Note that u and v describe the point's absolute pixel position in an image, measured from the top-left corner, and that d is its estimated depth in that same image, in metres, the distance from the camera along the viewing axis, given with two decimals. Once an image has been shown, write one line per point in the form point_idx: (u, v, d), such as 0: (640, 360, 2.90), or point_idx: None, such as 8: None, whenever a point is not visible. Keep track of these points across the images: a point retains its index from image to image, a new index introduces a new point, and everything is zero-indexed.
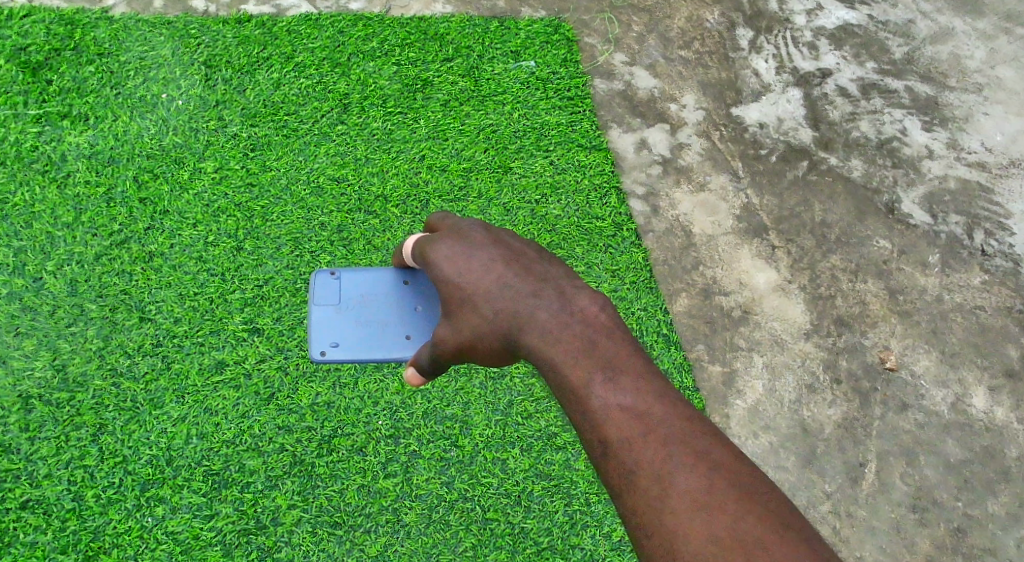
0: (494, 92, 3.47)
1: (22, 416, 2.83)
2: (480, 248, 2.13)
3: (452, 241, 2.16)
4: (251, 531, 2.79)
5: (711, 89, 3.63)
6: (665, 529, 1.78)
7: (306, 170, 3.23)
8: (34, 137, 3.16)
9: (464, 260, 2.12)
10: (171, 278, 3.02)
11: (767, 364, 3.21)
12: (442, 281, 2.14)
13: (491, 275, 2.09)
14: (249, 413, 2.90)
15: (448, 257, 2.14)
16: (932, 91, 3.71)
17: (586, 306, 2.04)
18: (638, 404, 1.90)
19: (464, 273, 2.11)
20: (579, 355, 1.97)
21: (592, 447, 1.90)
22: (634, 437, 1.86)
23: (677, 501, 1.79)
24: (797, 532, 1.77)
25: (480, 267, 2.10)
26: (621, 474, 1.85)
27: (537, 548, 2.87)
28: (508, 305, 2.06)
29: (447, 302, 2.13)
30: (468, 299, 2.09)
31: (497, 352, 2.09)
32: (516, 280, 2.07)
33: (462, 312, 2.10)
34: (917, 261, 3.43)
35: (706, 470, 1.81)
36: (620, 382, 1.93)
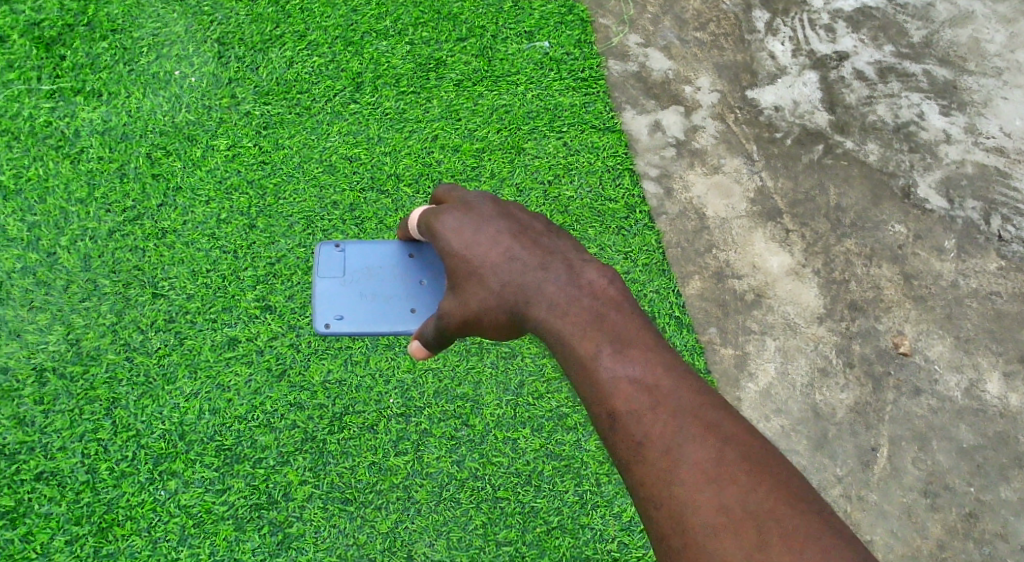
0: (507, 72, 3.47)
1: (36, 389, 2.85)
2: (488, 221, 2.13)
3: (459, 213, 2.16)
4: (263, 506, 2.81)
5: (726, 71, 3.61)
6: (675, 501, 1.78)
7: (318, 149, 3.24)
8: (48, 113, 3.18)
9: (471, 233, 2.13)
10: (184, 254, 3.04)
11: (780, 347, 3.20)
12: (448, 254, 2.15)
13: (498, 248, 2.10)
14: (261, 389, 2.91)
15: (454, 229, 2.15)
16: (950, 75, 3.66)
17: (594, 280, 2.05)
18: (646, 376, 1.90)
19: (471, 246, 2.12)
20: (587, 327, 1.98)
21: (599, 419, 1.90)
22: (643, 409, 1.86)
23: (687, 473, 1.80)
24: (808, 504, 1.77)
25: (487, 240, 2.11)
26: (629, 446, 1.85)
27: (547, 528, 2.88)
28: (516, 278, 2.06)
29: (453, 275, 2.13)
30: (476, 272, 2.10)
31: (503, 325, 2.10)
32: (524, 253, 2.08)
33: (469, 285, 2.11)
34: (933, 245, 3.41)
35: (716, 442, 1.82)
36: (628, 354, 1.93)
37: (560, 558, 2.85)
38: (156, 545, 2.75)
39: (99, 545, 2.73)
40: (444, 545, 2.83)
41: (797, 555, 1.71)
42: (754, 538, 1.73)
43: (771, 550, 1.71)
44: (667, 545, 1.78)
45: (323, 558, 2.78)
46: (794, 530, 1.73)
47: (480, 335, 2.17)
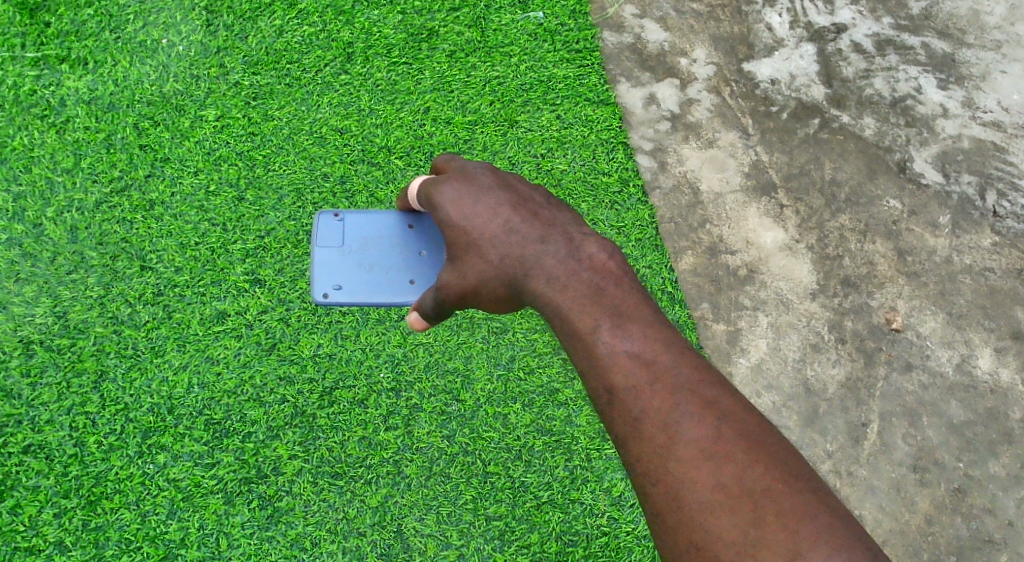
0: (501, 43, 3.42)
1: (23, 361, 2.84)
2: (487, 192, 2.11)
3: (458, 185, 2.14)
4: (252, 480, 2.80)
5: (723, 43, 3.56)
6: (671, 478, 1.77)
7: (308, 120, 3.20)
8: (32, 82, 3.14)
9: (471, 204, 2.11)
10: (173, 227, 3.01)
11: (772, 323, 3.19)
12: (448, 225, 2.13)
13: (498, 220, 2.08)
14: (250, 363, 2.90)
15: (454, 200, 2.13)
16: (949, 48, 3.61)
17: (594, 254, 2.02)
18: (645, 351, 1.87)
19: (469, 217, 2.10)
20: (586, 300, 1.95)
21: (596, 394, 1.89)
22: (641, 385, 1.84)
23: (683, 449, 1.78)
24: (805, 482, 1.76)
25: (486, 211, 2.09)
26: (626, 422, 1.83)
27: (537, 502, 2.87)
28: (515, 250, 2.04)
29: (452, 247, 2.12)
30: (474, 244, 2.08)
31: (502, 298, 2.08)
32: (523, 225, 2.06)
33: (467, 256, 2.09)
34: (927, 221, 3.39)
35: (713, 419, 1.80)
36: (627, 329, 1.91)
37: (549, 532, 2.86)
38: (145, 518, 2.74)
39: (87, 518, 2.72)
40: (434, 519, 2.83)
41: (793, 534, 1.70)
42: (750, 515, 1.72)
43: (768, 528, 1.71)
44: (663, 522, 1.77)
45: (312, 532, 2.78)
46: (790, 509, 1.72)
47: (479, 307, 2.15)
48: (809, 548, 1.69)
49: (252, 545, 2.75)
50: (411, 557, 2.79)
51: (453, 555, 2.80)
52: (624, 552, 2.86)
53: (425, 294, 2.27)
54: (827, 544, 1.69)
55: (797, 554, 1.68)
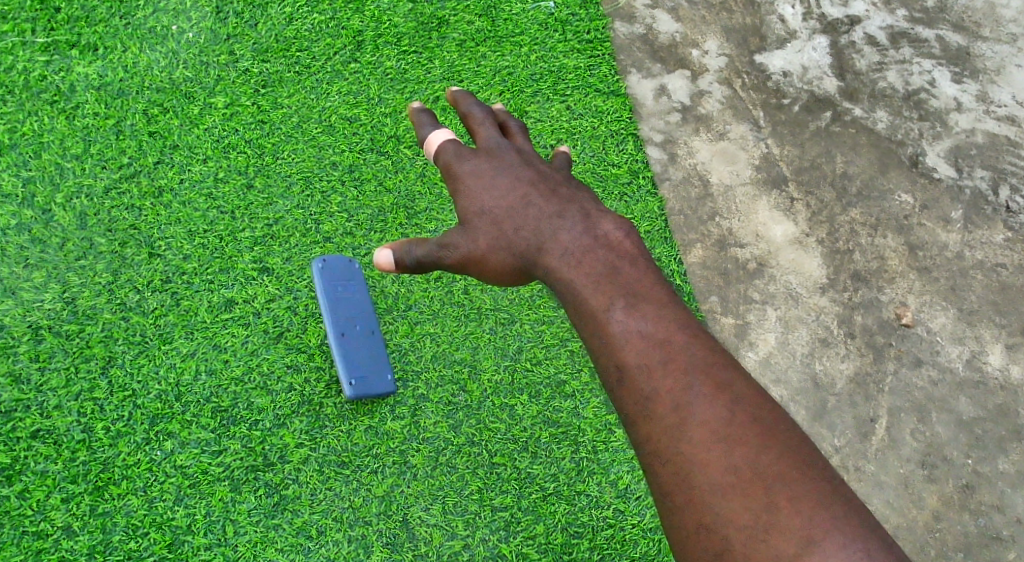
0: (511, 32, 3.42)
1: (31, 347, 2.84)
2: (508, 168, 2.10)
3: (478, 155, 2.12)
4: (259, 468, 2.79)
5: (735, 35, 3.56)
6: (681, 458, 1.77)
7: (318, 108, 3.22)
8: (42, 67, 3.15)
9: (490, 176, 2.09)
10: (181, 214, 3.03)
11: (781, 317, 3.17)
12: (464, 192, 2.09)
13: (515, 195, 2.07)
14: (258, 351, 2.90)
15: (473, 172, 2.09)
16: (964, 41, 3.59)
17: (610, 231, 2.01)
18: (658, 331, 1.86)
19: (488, 188, 2.07)
20: (600, 277, 1.94)
21: (606, 372, 1.88)
22: (653, 364, 1.83)
23: (695, 431, 1.78)
24: (819, 471, 1.74)
25: (505, 184, 2.07)
26: (637, 402, 1.83)
27: (543, 494, 2.85)
28: (529, 224, 2.04)
29: (464, 213, 2.08)
30: (488, 215, 2.06)
31: (509, 272, 2.06)
32: (540, 201, 2.05)
33: (480, 224, 2.06)
34: (939, 216, 3.36)
35: (727, 402, 1.79)
36: (640, 308, 1.89)
37: (554, 523, 2.83)
38: (152, 504, 2.74)
39: (94, 503, 2.72)
40: (440, 509, 2.81)
41: (807, 521, 1.69)
42: (762, 500, 1.71)
43: (780, 514, 1.70)
44: (670, 502, 1.77)
45: (318, 520, 2.77)
46: (804, 495, 1.71)
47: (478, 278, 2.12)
48: (823, 536, 1.68)
49: (258, 533, 2.74)
50: (417, 547, 2.77)
51: (458, 545, 2.78)
52: (629, 544, 2.83)
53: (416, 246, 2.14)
54: (841, 534, 1.68)
55: (810, 541, 1.68)
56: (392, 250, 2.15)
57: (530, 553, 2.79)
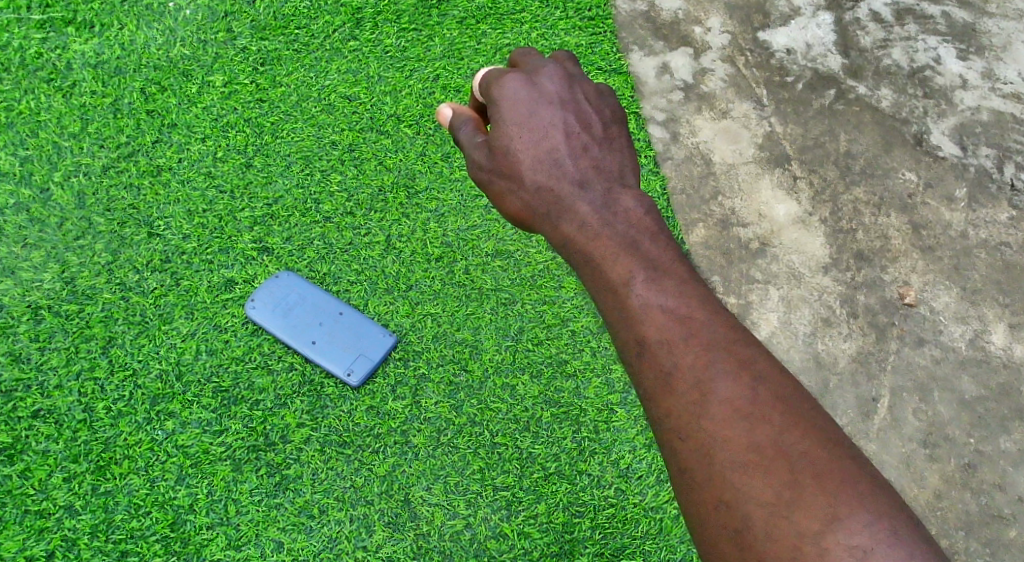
0: (512, 10, 3.40)
1: (31, 326, 2.85)
2: (546, 111, 2.01)
3: (521, 77, 2.05)
4: (260, 448, 2.79)
5: (738, 12, 3.53)
6: (702, 435, 1.77)
7: (317, 87, 3.22)
8: (38, 44, 3.18)
9: (527, 117, 2.00)
10: (180, 194, 3.03)
11: (784, 297, 3.16)
12: (499, 124, 2.01)
13: (548, 141, 2.00)
14: (259, 331, 2.90)
15: (511, 110, 2.01)
16: (969, 18, 3.57)
17: (631, 206, 1.98)
18: (679, 306, 1.85)
19: (524, 126, 2.00)
20: (621, 248, 1.93)
21: (626, 347, 1.87)
22: (674, 340, 1.83)
23: (717, 408, 1.77)
24: (844, 449, 1.74)
25: (541, 129, 2.00)
26: (657, 376, 1.82)
27: (544, 473, 2.83)
28: (551, 185, 1.99)
29: (494, 154, 2.02)
30: (513, 157, 2.00)
31: (525, 222, 2.02)
32: (568, 160, 2.00)
33: (508, 166, 2.00)
34: (943, 194, 3.33)
35: (749, 380, 1.79)
36: (661, 283, 1.88)
37: (556, 503, 2.80)
38: (154, 484, 2.73)
39: (96, 483, 2.72)
40: (442, 489, 2.79)
41: (831, 498, 1.68)
42: (785, 478, 1.71)
43: (805, 492, 1.69)
44: (689, 478, 1.76)
45: (319, 499, 2.76)
46: (829, 474, 1.70)
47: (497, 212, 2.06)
48: (848, 514, 1.67)
49: (260, 512, 2.73)
50: (418, 526, 2.76)
51: (460, 524, 2.77)
52: (631, 524, 2.79)
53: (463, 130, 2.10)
54: (867, 513, 1.67)
55: (835, 518, 1.67)
56: (454, 107, 2.14)
57: (532, 533, 2.77)
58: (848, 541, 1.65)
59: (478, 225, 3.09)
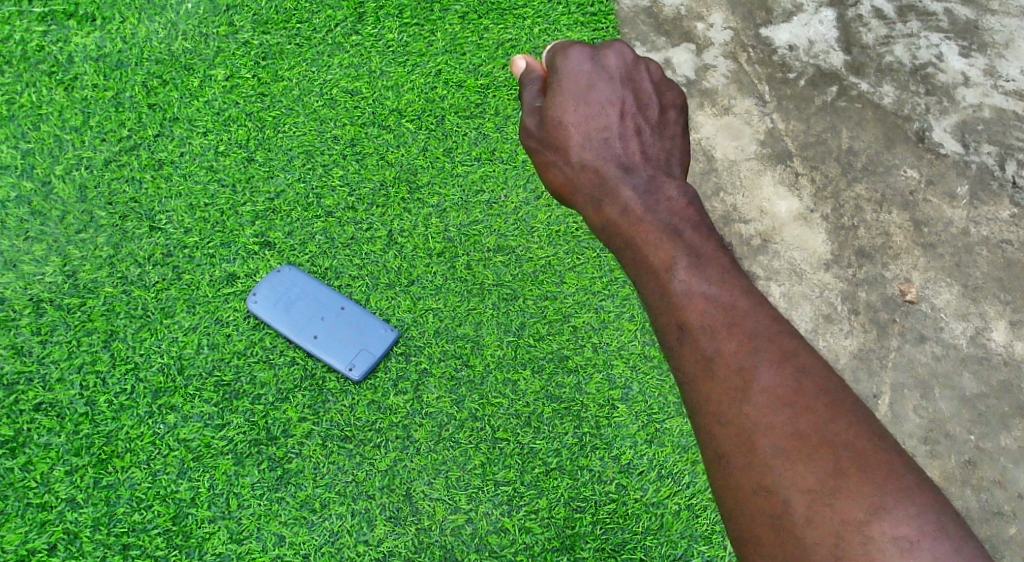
0: (515, 4, 3.39)
1: (33, 320, 2.85)
2: (602, 87, 2.13)
3: (586, 52, 2.15)
4: (262, 442, 2.79)
5: (741, 8, 3.52)
6: (744, 419, 1.81)
7: (318, 82, 3.22)
8: (40, 37, 3.18)
9: (584, 92, 2.13)
10: (182, 188, 3.03)
11: (785, 293, 3.16)
12: (557, 92, 2.14)
13: (600, 118, 2.12)
14: (260, 325, 2.90)
15: (572, 82, 2.13)
16: (972, 14, 3.57)
17: (674, 197, 2.04)
18: (723, 295, 1.89)
19: (582, 99, 2.13)
20: (662, 236, 1.99)
21: (668, 332, 1.92)
22: (717, 327, 1.87)
23: (760, 394, 1.81)
24: (886, 442, 1.77)
25: (595, 106, 2.12)
26: (699, 361, 1.87)
27: (545, 469, 2.83)
28: (597, 164, 2.10)
29: (547, 126, 2.14)
30: (565, 129, 2.12)
31: (566, 195, 2.15)
32: (618, 140, 2.11)
33: (560, 134, 2.12)
34: (945, 192, 3.33)
35: (792, 369, 1.82)
36: (705, 272, 1.93)
37: (557, 498, 2.81)
38: (155, 477, 2.73)
39: (98, 476, 2.72)
40: (443, 484, 2.79)
41: (875, 488, 1.71)
42: (828, 466, 1.74)
43: (847, 481, 1.72)
44: (729, 462, 1.80)
45: (321, 494, 2.76)
46: (871, 465, 1.73)
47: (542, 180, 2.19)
48: (892, 503, 1.70)
49: (261, 506, 2.73)
50: (420, 521, 2.76)
51: (461, 519, 2.77)
52: (632, 519, 2.80)
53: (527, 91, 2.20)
54: (911, 504, 1.70)
55: (879, 508, 1.70)
56: (528, 58, 2.23)
57: (533, 528, 2.78)
58: (893, 532, 1.68)
59: (480, 221, 3.09)
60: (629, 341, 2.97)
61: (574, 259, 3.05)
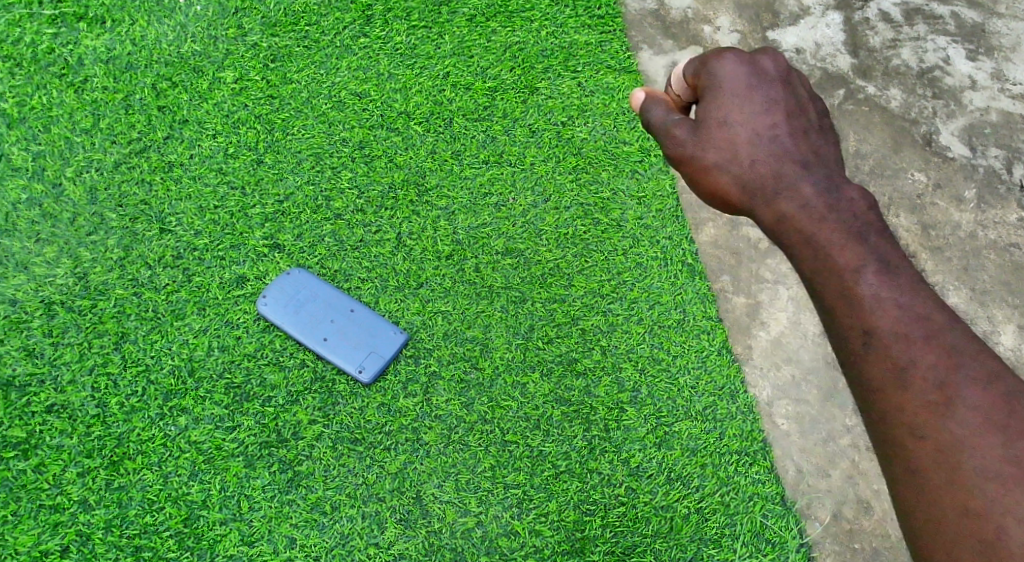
0: (522, 8, 3.41)
1: (45, 322, 2.85)
2: (761, 93, 2.03)
3: (739, 55, 2.05)
4: (272, 444, 2.79)
5: (747, 11, 3.53)
6: (943, 436, 1.76)
7: (327, 84, 3.22)
8: (50, 40, 3.19)
9: (744, 97, 2.03)
10: (191, 190, 3.04)
11: (794, 297, 3.10)
12: (713, 102, 2.04)
13: (765, 118, 2.02)
14: (271, 328, 2.90)
15: (734, 90, 2.03)
16: (978, 18, 3.58)
17: (856, 198, 1.93)
18: (920, 306, 1.82)
19: (744, 103, 2.02)
20: (847, 238, 1.89)
21: (851, 337, 1.85)
22: (914, 339, 1.80)
23: (964, 411, 1.76)
24: None
25: (761, 109, 2.02)
26: (894, 373, 1.81)
27: (555, 472, 2.83)
28: (771, 162, 1.99)
29: (707, 126, 2.04)
30: (729, 132, 2.02)
31: (733, 200, 2.03)
32: (788, 139, 2.00)
33: (714, 138, 2.02)
34: (952, 195, 3.33)
35: (997, 386, 1.76)
36: (897, 279, 1.84)
37: (566, 501, 2.81)
38: (167, 479, 2.74)
39: (110, 478, 2.72)
40: (453, 486, 2.80)
41: None
42: None
43: None
44: (926, 479, 1.76)
45: (332, 496, 2.76)
46: None
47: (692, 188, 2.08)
48: None
49: (273, 508, 2.74)
50: (430, 523, 2.76)
51: (472, 522, 2.77)
52: (642, 522, 2.80)
53: (654, 107, 2.11)
54: None
55: None
56: (645, 90, 2.14)
57: (543, 531, 2.78)
58: None
59: (489, 223, 3.09)
60: (637, 344, 2.98)
61: (583, 262, 3.07)
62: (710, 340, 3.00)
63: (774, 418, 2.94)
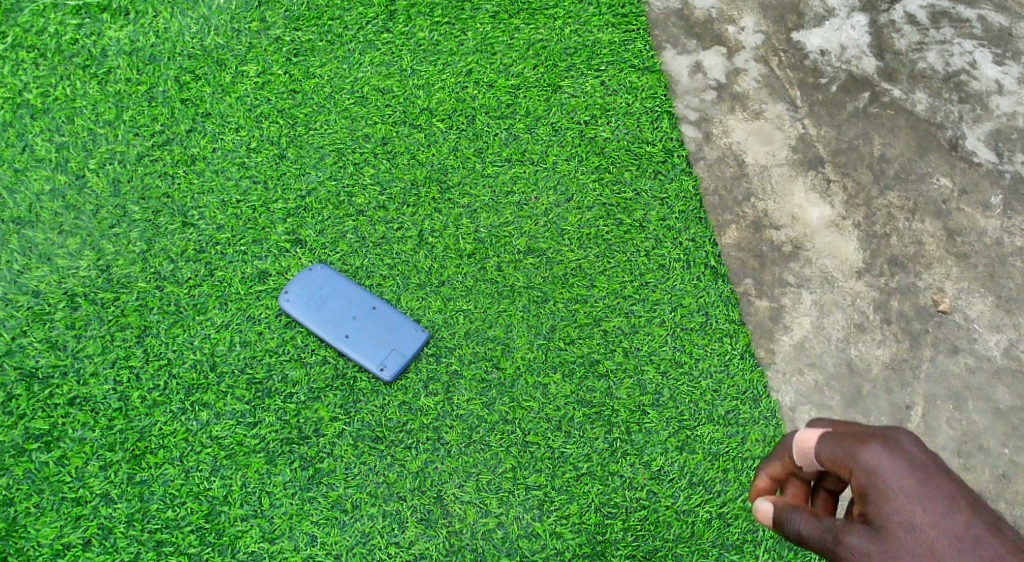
0: (546, 5, 3.39)
1: (67, 314, 2.85)
2: (938, 503, 1.91)
3: (883, 442, 1.98)
4: (293, 441, 2.78)
5: (772, 12, 3.50)
6: None
7: (349, 79, 3.21)
8: (73, 30, 3.19)
9: (916, 506, 1.92)
10: (214, 183, 3.03)
11: (817, 301, 3.08)
12: (882, 517, 1.93)
13: (945, 519, 1.90)
14: (292, 324, 2.89)
15: (902, 514, 1.92)
16: (1005, 22, 3.55)
17: None
18: None
19: (915, 515, 1.91)
20: None
21: None
22: None
23: None
24: None
25: (936, 518, 1.90)
26: None
27: (576, 474, 2.82)
28: (964, 545, 1.86)
29: (886, 530, 1.92)
30: (920, 536, 1.89)
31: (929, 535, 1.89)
32: (976, 526, 1.88)
33: (902, 538, 1.91)
34: (978, 201, 3.28)
35: None
36: None
37: (588, 503, 2.80)
38: (189, 474, 2.73)
39: (132, 472, 2.72)
40: (474, 487, 2.78)
41: None
42: None
43: None
44: None
45: (353, 494, 2.75)
46: None
47: None
48: None
49: (294, 505, 2.73)
50: (451, 523, 2.75)
51: (493, 523, 2.76)
52: (663, 526, 2.79)
53: (796, 516, 2.02)
54: None
55: None
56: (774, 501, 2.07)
57: (564, 533, 2.76)
58: None
59: (511, 222, 3.08)
60: (660, 346, 2.96)
61: (606, 263, 3.05)
62: (734, 344, 2.98)
63: (797, 424, 2.93)
